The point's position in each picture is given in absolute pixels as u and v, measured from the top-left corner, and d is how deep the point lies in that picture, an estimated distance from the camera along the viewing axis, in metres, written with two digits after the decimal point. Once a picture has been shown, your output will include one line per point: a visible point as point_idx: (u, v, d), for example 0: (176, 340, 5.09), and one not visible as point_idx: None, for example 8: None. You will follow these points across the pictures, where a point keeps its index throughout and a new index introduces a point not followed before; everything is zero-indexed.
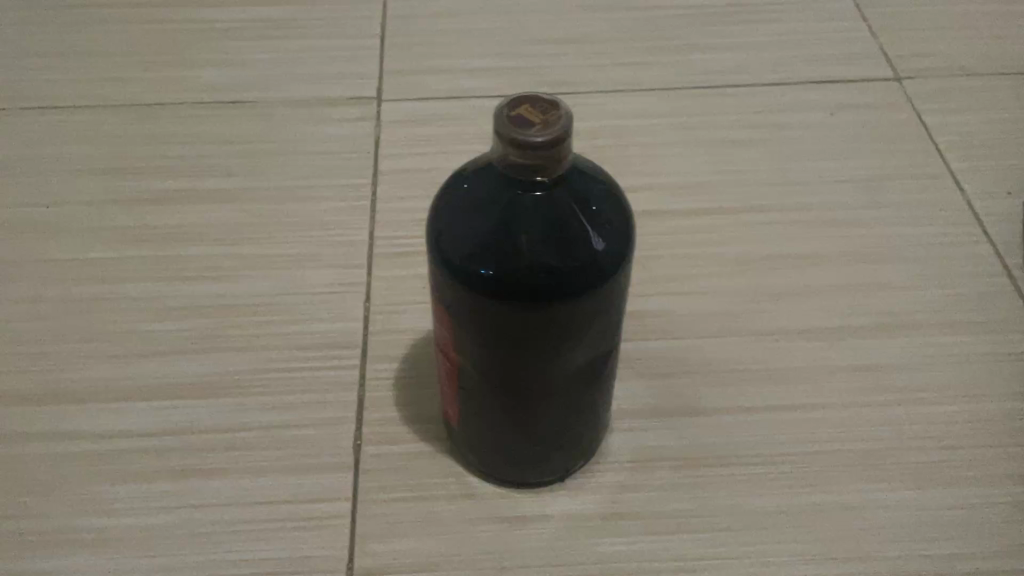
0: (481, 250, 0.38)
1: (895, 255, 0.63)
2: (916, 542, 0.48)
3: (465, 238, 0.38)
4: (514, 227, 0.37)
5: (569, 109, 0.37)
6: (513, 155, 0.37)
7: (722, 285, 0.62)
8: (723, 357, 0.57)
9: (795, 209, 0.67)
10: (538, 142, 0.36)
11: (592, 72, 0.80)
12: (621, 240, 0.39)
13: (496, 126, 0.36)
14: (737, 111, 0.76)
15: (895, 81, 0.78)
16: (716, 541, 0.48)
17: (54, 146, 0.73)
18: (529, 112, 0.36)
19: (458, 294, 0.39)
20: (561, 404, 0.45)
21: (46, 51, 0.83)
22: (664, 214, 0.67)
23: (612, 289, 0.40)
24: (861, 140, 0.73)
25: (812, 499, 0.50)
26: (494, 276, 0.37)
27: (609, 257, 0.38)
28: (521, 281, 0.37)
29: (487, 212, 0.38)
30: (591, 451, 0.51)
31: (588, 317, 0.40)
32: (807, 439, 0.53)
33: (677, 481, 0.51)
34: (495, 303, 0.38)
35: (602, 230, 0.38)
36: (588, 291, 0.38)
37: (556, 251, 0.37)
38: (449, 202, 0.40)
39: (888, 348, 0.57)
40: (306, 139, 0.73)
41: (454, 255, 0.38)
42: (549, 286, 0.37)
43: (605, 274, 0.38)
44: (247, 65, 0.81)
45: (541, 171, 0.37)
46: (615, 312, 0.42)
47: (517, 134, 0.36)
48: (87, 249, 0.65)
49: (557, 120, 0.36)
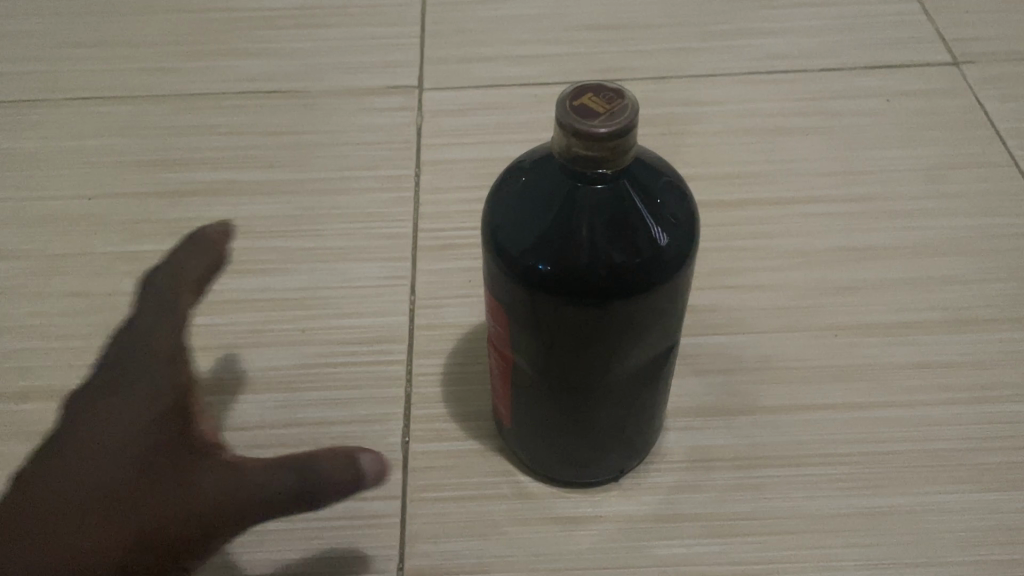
0: (540, 246, 0.36)
1: (958, 247, 0.61)
2: (990, 547, 0.46)
3: (523, 234, 0.36)
4: (576, 223, 0.35)
5: (635, 101, 0.35)
6: (576, 146, 0.34)
7: (777, 280, 0.60)
8: (779, 354, 0.56)
9: (850, 200, 0.65)
10: (605, 131, 0.34)
11: (637, 59, 0.78)
12: (687, 235, 0.37)
13: (559, 117, 0.34)
14: (788, 99, 0.74)
15: (952, 65, 0.76)
16: (777, 544, 0.47)
17: (96, 138, 0.73)
18: (592, 104, 0.35)
19: (515, 291, 0.37)
20: (617, 406, 0.43)
21: (85, 42, 0.82)
22: (716, 206, 0.65)
23: (676, 287, 0.37)
24: (918, 128, 0.70)
25: (876, 502, 0.48)
26: (553, 274, 0.35)
27: (675, 252, 0.36)
28: (580, 279, 0.35)
29: (547, 206, 0.36)
30: (645, 450, 0.49)
31: (651, 317, 0.38)
32: (871, 439, 0.51)
33: (736, 482, 0.49)
34: (553, 302, 0.36)
35: (668, 224, 0.36)
36: (653, 289, 0.36)
37: (618, 247, 0.35)
38: (506, 196, 0.38)
39: (952, 344, 0.55)
40: (347, 129, 0.72)
41: (511, 250, 0.37)
42: (612, 286, 0.35)
43: (670, 271, 0.36)
44: (286, 54, 0.80)
45: (604, 164, 0.35)
46: (677, 311, 0.40)
47: (580, 123, 0.34)
48: (130, 242, 0.64)
49: (622, 111, 0.34)
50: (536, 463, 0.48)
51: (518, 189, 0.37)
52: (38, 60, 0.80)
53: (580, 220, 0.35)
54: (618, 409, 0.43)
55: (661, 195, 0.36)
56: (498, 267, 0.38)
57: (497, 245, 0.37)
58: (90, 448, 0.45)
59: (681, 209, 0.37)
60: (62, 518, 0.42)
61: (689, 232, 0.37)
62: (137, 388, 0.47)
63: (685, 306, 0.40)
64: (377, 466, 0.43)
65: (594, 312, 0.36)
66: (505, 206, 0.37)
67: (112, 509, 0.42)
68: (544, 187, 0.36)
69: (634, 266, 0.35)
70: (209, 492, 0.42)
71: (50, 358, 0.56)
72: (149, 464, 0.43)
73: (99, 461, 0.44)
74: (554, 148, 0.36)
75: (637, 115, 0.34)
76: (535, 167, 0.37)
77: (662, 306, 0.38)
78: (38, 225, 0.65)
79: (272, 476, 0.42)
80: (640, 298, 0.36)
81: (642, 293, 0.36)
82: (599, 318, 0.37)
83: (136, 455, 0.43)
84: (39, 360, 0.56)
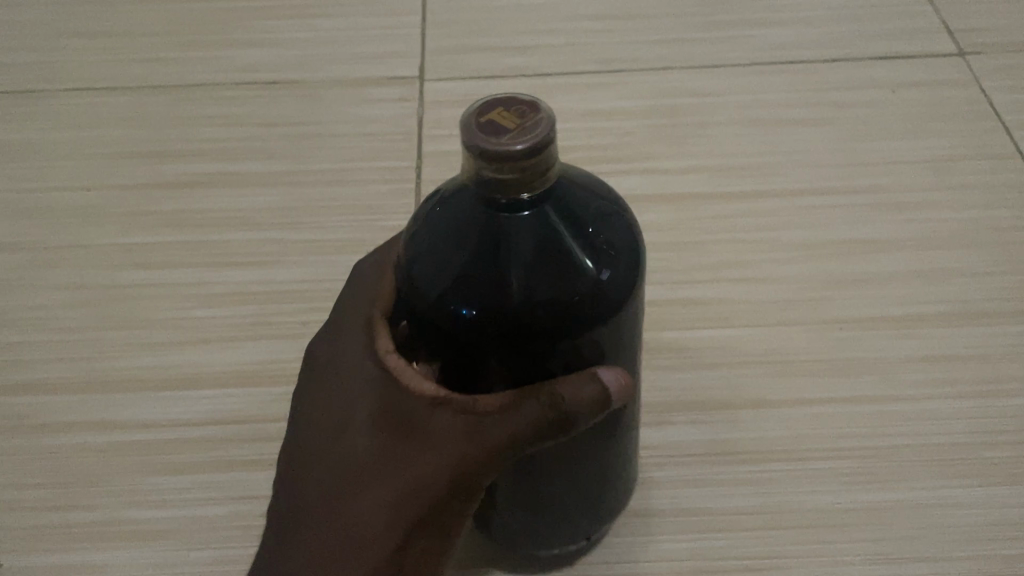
0: (461, 288, 0.31)
1: (964, 239, 0.61)
2: (997, 541, 0.46)
3: (440, 274, 0.31)
4: (504, 255, 0.30)
5: (551, 115, 0.32)
6: (487, 171, 0.30)
7: (782, 273, 0.60)
8: (784, 348, 0.55)
9: (856, 192, 0.64)
10: (506, 149, 0.30)
11: (640, 49, 0.77)
12: (629, 264, 0.33)
13: (462, 140, 0.31)
14: (793, 90, 0.73)
15: (958, 56, 0.74)
16: (779, 539, 0.47)
17: (93, 128, 0.72)
18: (499, 118, 0.31)
19: (437, 341, 0.32)
20: (576, 461, 0.38)
21: (81, 30, 0.81)
22: (720, 197, 0.65)
23: (624, 321, 0.33)
24: (925, 119, 0.69)
25: (880, 497, 0.48)
26: (480, 319, 0.31)
27: (614, 285, 0.32)
28: (510, 322, 0.30)
29: (467, 239, 0.31)
30: (628, 490, 0.46)
31: (602, 355, 0.34)
32: (876, 432, 0.51)
33: (740, 477, 0.49)
34: (480, 349, 0.32)
35: (605, 255, 0.32)
36: (598, 326, 0.32)
37: (552, 284, 0.30)
38: (421, 233, 0.33)
39: (959, 338, 0.55)
40: (348, 121, 0.72)
41: (428, 292, 0.32)
42: (551, 326, 0.31)
43: (611, 307, 0.32)
44: (285, 45, 0.79)
45: (524, 188, 0.30)
46: (628, 348, 0.36)
47: (488, 142, 0.30)
48: (129, 234, 0.64)
49: (534, 126, 0.31)
50: (484, 528, 0.43)
51: (433, 225, 0.32)
52: (34, 50, 0.79)
53: (508, 252, 0.30)
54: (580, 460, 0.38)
55: (597, 220, 0.32)
56: (414, 312, 0.33)
57: (413, 290, 0.32)
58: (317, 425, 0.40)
59: (619, 233, 0.33)
60: (329, 514, 0.38)
61: (631, 261, 0.33)
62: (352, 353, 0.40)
63: (634, 344, 0.36)
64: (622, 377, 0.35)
65: (536, 355, 0.32)
66: (421, 244, 0.33)
67: (382, 472, 0.37)
68: (461, 216, 0.31)
69: (570, 303, 0.31)
70: (447, 443, 0.35)
71: (51, 351, 0.56)
72: (392, 431, 0.37)
73: (338, 434, 0.39)
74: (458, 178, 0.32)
75: (550, 132, 0.30)
76: (453, 196, 0.33)
77: (608, 343, 0.34)
78: (37, 218, 0.65)
79: (544, 414, 0.33)
80: (584, 337, 0.32)
81: (580, 332, 0.32)
82: (541, 362, 0.32)
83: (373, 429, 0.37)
84: (37, 353, 0.56)
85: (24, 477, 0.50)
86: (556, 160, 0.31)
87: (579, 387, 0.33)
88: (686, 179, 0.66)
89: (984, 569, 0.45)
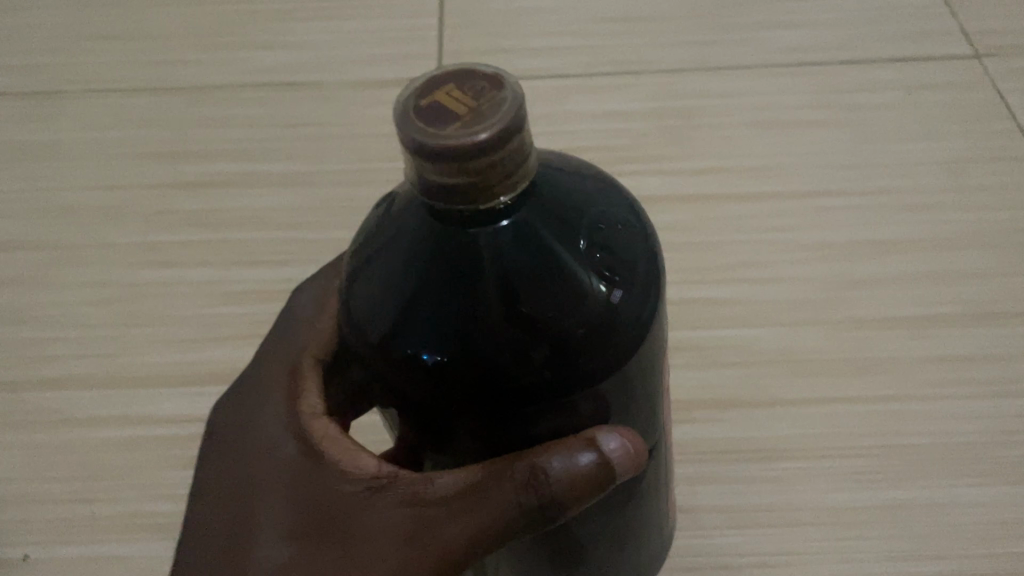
0: (423, 332, 0.27)
1: (981, 240, 0.61)
2: (1002, 543, 0.48)
3: (401, 314, 0.28)
4: (480, 312, 0.27)
5: (513, 95, 0.27)
6: (430, 173, 0.27)
7: (799, 273, 0.60)
8: (800, 347, 0.56)
9: (872, 193, 0.64)
10: (451, 143, 0.26)
11: (653, 52, 0.76)
12: (639, 281, 0.29)
13: (400, 131, 0.27)
14: (812, 91, 0.72)
15: (974, 59, 0.72)
16: (793, 537, 0.50)
17: (115, 129, 0.73)
18: (450, 100, 0.27)
19: (398, 388, 0.29)
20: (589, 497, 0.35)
21: (99, 31, 0.81)
22: (738, 198, 0.65)
23: (642, 349, 0.30)
24: (944, 120, 0.69)
25: (895, 496, 0.50)
26: (446, 365, 0.27)
27: (614, 315, 0.28)
28: (480, 370, 0.27)
29: (429, 283, 0.27)
30: (665, 545, 0.48)
31: (616, 409, 0.32)
32: (891, 432, 0.52)
33: (756, 475, 0.52)
34: (449, 397, 0.28)
35: (603, 280, 0.28)
36: (608, 363, 0.29)
37: (532, 325, 0.27)
38: (372, 278, 0.29)
39: (975, 338, 0.55)
40: (366, 121, 0.72)
41: (387, 331, 0.28)
42: (549, 381, 0.28)
43: (611, 341, 0.28)
44: (303, 48, 0.79)
45: (480, 193, 0.27)
46: (647, 386, 0.33)
47: (426, 138, 0.26)
48: (151, 231, 0.65)
49: (487, 114, 0.26)
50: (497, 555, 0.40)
51: (386, 271, 0.29)
52: (52, 47, 0.80)
53: (482, 310, 0.27)
54: (608, 505, 0.37)
55: (597, 234, 0.29)
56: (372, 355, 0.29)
57: (370, 330, 0.29)
58: (229, 494, 0.39)
59: (623, 244, 0.29)
60: None
61: (642, 276, 0.30)
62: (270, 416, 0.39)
63: (656, 369, 0.33)
64: (629, 445, 0.32)
65: (546, 418, 0.29)
66: (374, 292, 0.29)
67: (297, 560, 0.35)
68: (420, 264, 0.28)
69: (558, 344, 0.27)
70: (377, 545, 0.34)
71: (84, 347, 0.58)
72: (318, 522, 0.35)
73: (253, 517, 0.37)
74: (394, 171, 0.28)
75: (512, 121, 0.26)
76: (401, 232, 0.29)
77: (624, 387, 0.31)
78: (64, 217, 0.67)
79: (519, 496, 0.32)
80: (588, 381, 0.28)
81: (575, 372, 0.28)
82: (548, 420, 0.30)
83: (290, 511, 0.36)
84: (64, 352, 0.58)
85: (73, 471, 0.53)
86: (523, 156, 0.27)
87: (567, 464, 0.31)
88: (702, 179, 0.67)
89: (992, 568, 0.48)
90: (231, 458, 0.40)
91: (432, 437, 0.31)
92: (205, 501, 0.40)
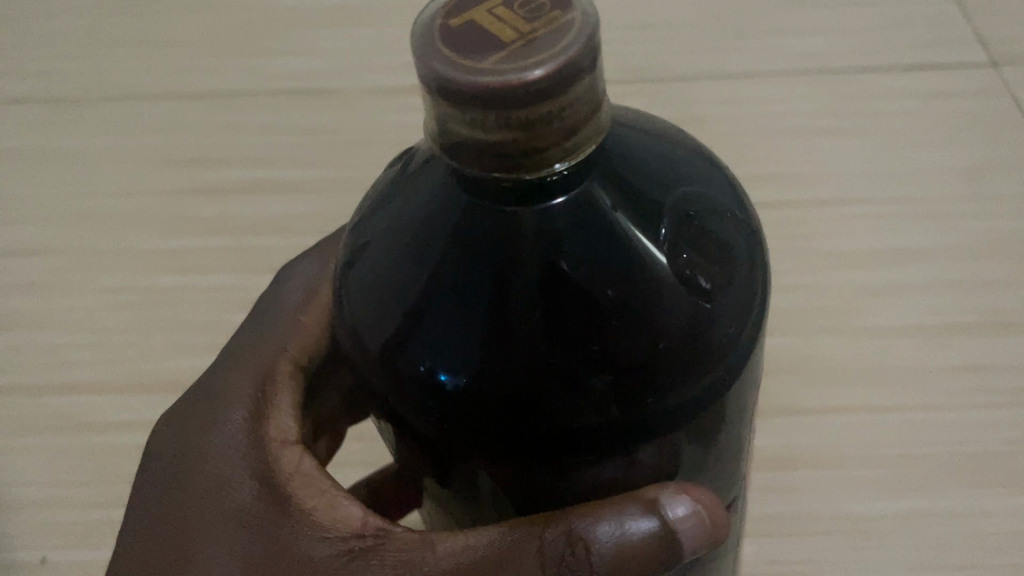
0: (449, 352, 0.26)
1: (1003, 251, 0.61)
2: (1011, 553, 0.50)
3: (427, 333, 0.27)
4: (526, 333, 0.25)
5: (574, 24, 0.26)
6: (460, 122, 0.26)
7: (821, 283, 0.61)
8: (823, 356, 0.58)
9: (895, 201, 0.64)
10: (504, 75, 0.24)
11: (673, 59, 0.73)
12: (730, 302, 0.28)
13: (432, 57, 0.26)
14: (833, 101, 0.70)
15: (991, 67, 0.69)
16: (813, 547, 0.52)
17: (131, 135, 0.73)
18: (502, 24, 0.26)
19: (409, 406, 0.28)
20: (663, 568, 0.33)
21: (102, 38, 0.79)
22: (759, 207, 0.65)
23: (728, 380, 0.29)
24: (965, 130, 0.67)
25: (918, 506, 0.52)
26: (470, 389, 0.26)
27: (682, 341, 0.27)
28: (511, 395, 0.26)
29: (456, 300, 0.26)
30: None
31: (687, 460, 0.31)
32: (916, 442, 0.54)
33: (776, 484, 0.54)
34: (473, 422, 0.27)
35: (676, 301, 0.27)
36: (686, 396, 0.27)
37: (580, 352, 0.25)
38: (392, 291, 0.28)
39: (994, 348, 0.56)
40: (380, 129, 0.71)
41: (409, 345, 0.27)
42: (608, 415, 0.26)
43: (678, 370, 0.27)
44: (308, 55, 0.75)
45: (526, 156, 0.26)
46: (737, 410, 0.32)
47: (472, 66, 0.25)
48: (172, 238, 0.66)
49: (541, 45, 0.25)
50: None
51: (409, 285, 0.27)
52: (59, 48, 0.78)
53: (518, 330, 0.25)
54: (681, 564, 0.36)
55: (681, 239, 0.28)
56: (384, 368, 0.28)
57: (387, 343, 0.28)
58: (170, 517, 0.39)
59: (716, 256, 0.29)
60: None
61: (722, 288, 0.28)
62: (234, 442, 0.40)
63: (748, 393, 0.32)
64: (700, 513, 0.32)
65: (610, 469, 0.28)
66: (395, 309, 0.28)
67: None
68: (455, 279, 0.26)
69: (611, 371, 0.26)
70: None
71: (117, 354, 0.62)
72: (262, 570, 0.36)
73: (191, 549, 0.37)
74: (437, 121, 0.27)
75: (576, 48, 0.25)
76: (419, 246, 0.27)
77: (692, 434, 0.29)
78: (88, 225, 0.68)
79: (553, 568, 0.32)
80: (648, 412, 0.27)
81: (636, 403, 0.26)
82: (610, 469, 0.28)
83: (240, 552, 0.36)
84: (89, 366, 0.61)
85: (122, 473, 0.57)
86: (590, 98, 0.26)
87: (612, 533, 0.31)
88: None
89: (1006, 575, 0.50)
90: (183, 480, 0.40)
91: (442, 469, 0.30)
92: (146, 515, 0.40)
